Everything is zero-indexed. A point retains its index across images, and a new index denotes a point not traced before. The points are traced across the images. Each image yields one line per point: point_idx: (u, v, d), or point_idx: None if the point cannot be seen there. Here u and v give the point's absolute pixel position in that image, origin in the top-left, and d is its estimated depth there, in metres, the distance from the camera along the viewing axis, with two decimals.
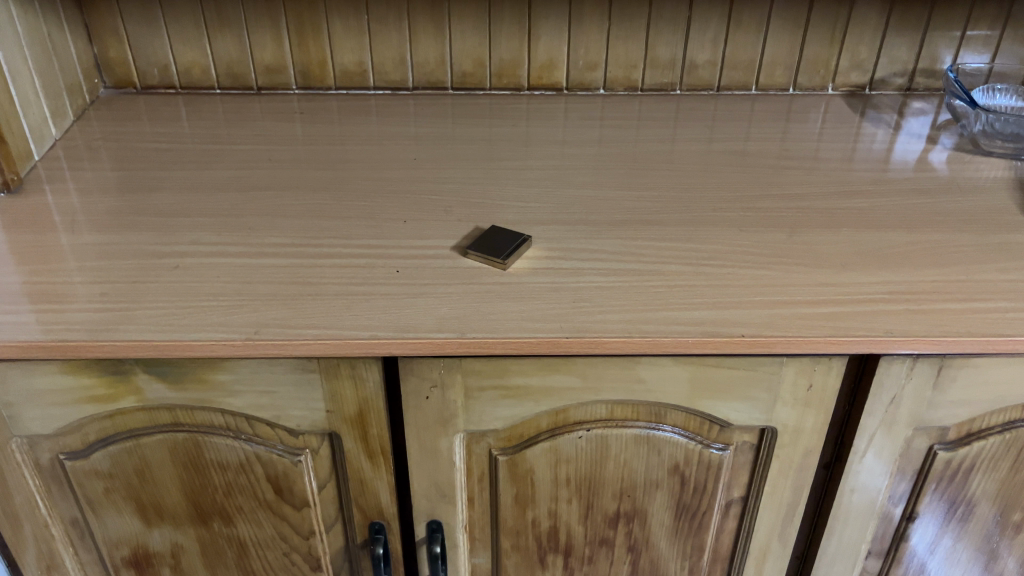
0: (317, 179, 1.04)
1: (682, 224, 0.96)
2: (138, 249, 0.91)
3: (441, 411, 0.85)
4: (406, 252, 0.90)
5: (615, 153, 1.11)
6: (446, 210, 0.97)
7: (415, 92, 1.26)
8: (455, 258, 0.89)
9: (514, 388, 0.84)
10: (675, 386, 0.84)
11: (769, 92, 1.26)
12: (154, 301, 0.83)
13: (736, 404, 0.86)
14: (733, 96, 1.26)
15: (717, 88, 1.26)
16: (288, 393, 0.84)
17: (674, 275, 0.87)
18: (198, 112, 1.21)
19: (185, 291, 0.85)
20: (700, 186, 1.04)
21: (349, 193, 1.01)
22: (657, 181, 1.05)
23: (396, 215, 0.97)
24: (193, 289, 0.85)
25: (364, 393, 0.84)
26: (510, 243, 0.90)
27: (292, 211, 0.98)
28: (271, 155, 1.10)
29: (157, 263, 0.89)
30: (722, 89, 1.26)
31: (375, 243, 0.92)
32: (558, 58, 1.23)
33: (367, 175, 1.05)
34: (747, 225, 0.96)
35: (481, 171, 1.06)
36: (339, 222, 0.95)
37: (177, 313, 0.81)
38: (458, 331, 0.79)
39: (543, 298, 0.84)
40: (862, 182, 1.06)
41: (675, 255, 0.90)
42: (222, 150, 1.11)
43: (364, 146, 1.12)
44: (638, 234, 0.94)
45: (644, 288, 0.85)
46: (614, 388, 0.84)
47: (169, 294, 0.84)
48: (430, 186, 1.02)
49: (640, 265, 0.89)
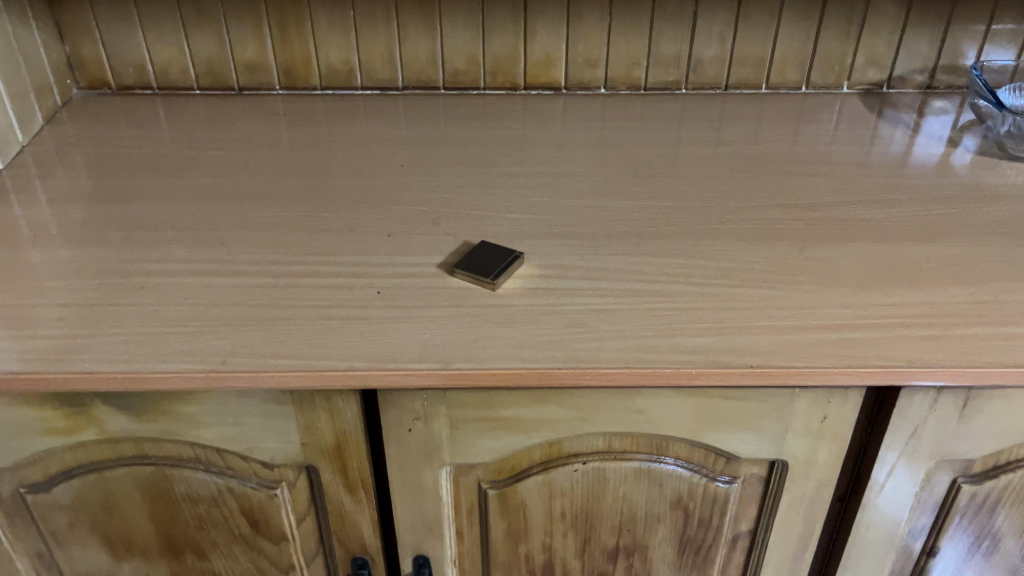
0: (298, 187, 0.97)
1: (687, 238, 0.89)
2: (102, 266, 0.85)
3: (425, 444, 0.79)
4: (388, 271, 0.84)
5: (617, 157, 1.04)
6: (433, 223, 0.91)
7: (406, 92, 1.19)
8: (441, 277, 0.83)
9: (504, 420, 0.78)
10: (677, 418, 0.78)
11: (781, 91, 1.19)
12: (114, 326, 0.77)
13: (744, 436, 0.79)
14: (742, 95, 1.19)
15: (725, 86, 1.19)
16: (259, 425, 0.78)
17: (677, 297, 0.81)
18: (176, 115, 1.14)
19: (149, 314, 0.79)
20: (706, 194, 0.97)
21: (330, 203, 0.94)
22: (661, 187, 0.98)
23: (379, 227, 0.90)
24: (158, 311, 0.79)
25: (341, 425, 0.78)
26: (500, 261, 0.83)
27: (269, 223, 0.91)
28: (250, 160, 1.03)
29: (121, 282, 0.82)
30: (730, 87, 1.19)
31: (355, 260, 0.86)
32: (556, 55, 1.16)
33: (350, 182, 0.98)
34: (757, 238, 0.89)
35: (472, 178, 0.99)
36: (318, 237, 0.89)
37: (139, 340, 0.75)
38: (441, 362, 0.73)
39: (534, 324, 0.77)
40: (881, 189, 0.98)
41: (678, 273, 0.84)
42: (199, 155, 1.04)
43: (348, 151, 1.05)
44: (638, 249, 0.87)
45: (644, 311, 0.79)
46: (611, 420, 0.78)
47: (131, 317, 0.78)
48: (417, 195, 0.96)
49: (640, 285, 0.82)
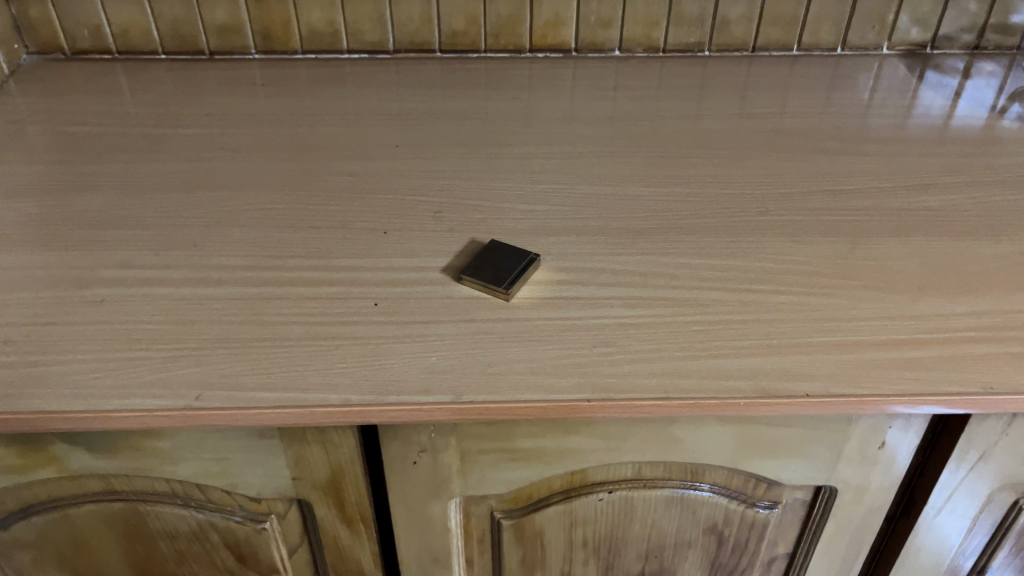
0: (279, 173, 0.86)
1: (722, 233, 0.79)
2: (55, 273, 0.74)
3: (432, 476, 0.70)
4: (386, 277, 0.74)
5: (637, 133, 0.93)
6: (435, 217, 0.80)
7: (398, 55, 1.07)
8: (447, 284, 0.73)
9: (521, 451, 0.69)
10: (717, 446, 0.69)
11: (814, 52, 1.08)
12: (71, 351, 0.66)
13: (791, 463, 0.71)
14: (771, 57, 1.07)
15: (752, 47, 1.08)
16: (243, 460, 0.68)
17: (716, 307, 0.71)
18: (140, 85, 1.02)
19: (110, 334, 0.68)
20: (740, 176, 0.86)
21: (317, 192, 0.83)
22: (689, 170, 0.87)
23: (374, 223, 0.79)
24: (120, 330, 0.68)
25: (337, 459, 0.68)
26: (515, 267, 0.73)
27: (248, 218, 0.80)
28: (225, 140, 0.91)
29: (78, 293, 0.72)
30: (758, 49, 1.08)
31: (347, 263, 0.75)
32: (566, 14, 1.04)
33: (339, 167, 0.87)
34: (801, 232, 0.79)
35: (476, 161, 0.88)
36: (305, 235, 0.78)
37: (99, 369, 0.65)
38: (452, 393, 0.63)
39: (556, 343, 0.68)
40: (934, 168, 0.88)
41: (716, 277, 0.74)
42: (166, 133, 0.92)
43: (336, 127, 0.93)
44: (668, 247, 0.77)
45: (679, 326, 0.69)
46: (643, 449, 0.69)
47: (90, 338, 0.68)
48: (415, 183, 0.85)
49: (673, 292, 0.72)
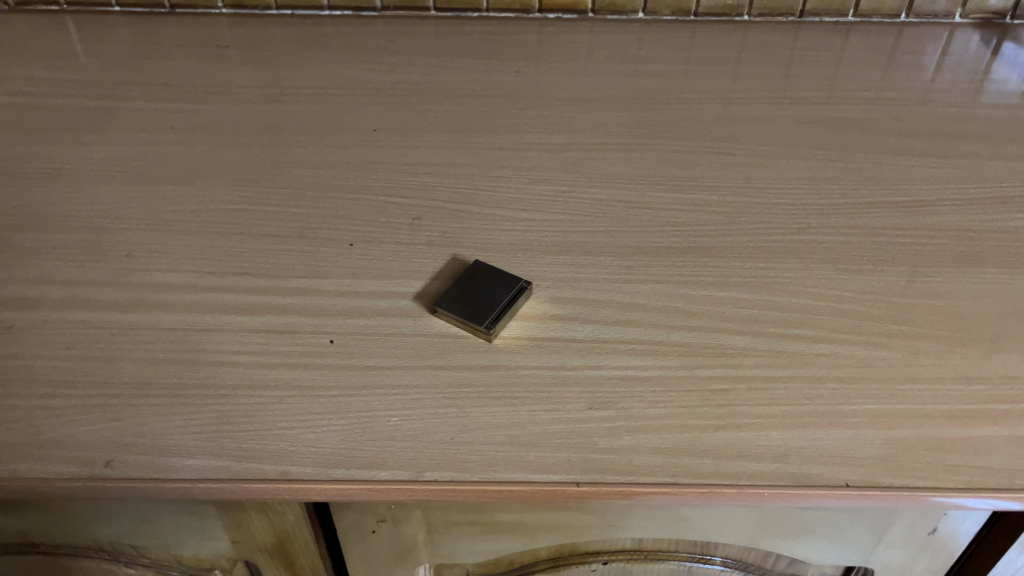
0: (237, 163, 0.74)
1: (752, 256, 0.66)
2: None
3: (395, 544, 0.60)
4: (347, 305, 0.62)
5: (659, 121, 0.79)
6: (412, 227, 0.68)
7: (386, 14, 0.94)
8: (419, 317, 0.61)
9: (498, 524, 0.58)
10: (733, 526, 0.58)
11: (872, 19, 0.93)
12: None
13: (820, 543, 0.59)
14: (821, 24, 0.93)
15: (800, 12, 0.93)
16: (172, 522, 0.58)
17: (740, 358, 0.59)
18: (93, 47, 0.89)
19: (14, 371, 0.57)
20: (778, 181, 0.73)
21: (276, 190, 0.71)
22: (717, 171, 0.74)
23: (341, 232, 0.67)
24: (27, 368, 0.58)
25: (282, 525, 0.58)
26: (501, 298, 0.61)
27: (194, 223, 0.68)
28: (179, 117, 0.79)
29: None
30: (806, 14, 0.93)
31: (304, 285, 0.63)
32: None
33: (306, 156, 0.74)
34: (848, 259, 0.66)
35: (468, 154, 0.75)
36: (259, 245, 0.66)
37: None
38: (411, 468, 0.52)
39: (542, 402, 0.56)
40: (1012, 174, 0.74)
41: (742, 317, 0.61)
42: (112, 107, 0.80)
43: (308, 104, 0.80)
44: (687, 274, 0.64)
45: (694, 383, 0.57)
46: (644, 526, 0.58)
47: None
48: (394, 180, 0.72)
49: (689, 336, 0.60)
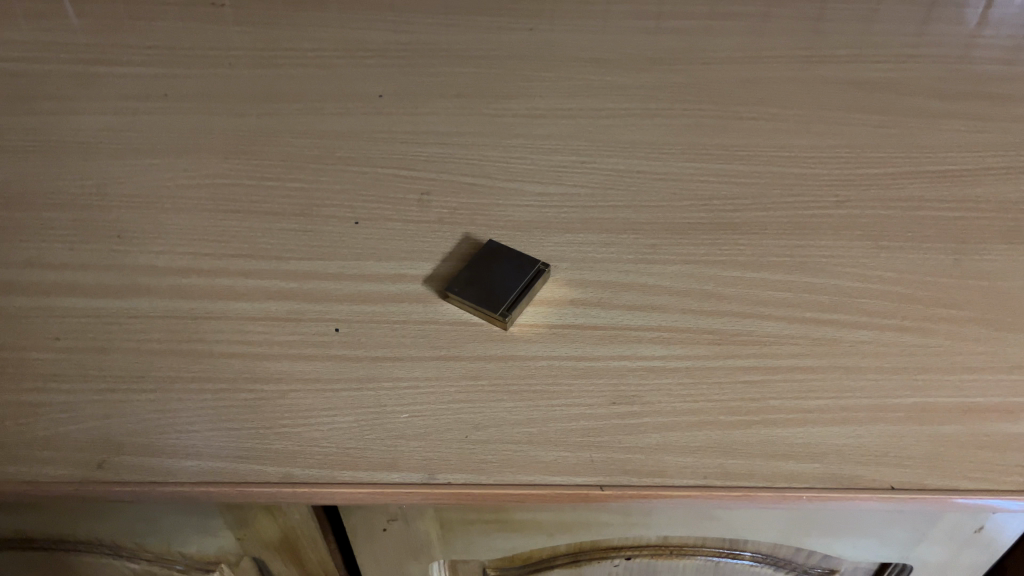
0: (234, 134, 0.69)
1: (786, 233, 0.61)
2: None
3: (408, 541, 0.57)
4: (353, 290, 0.58)
5: (683, 83, 0.74)
6: (421, 204, 0.64)
7: None
8: (430, 302, 0.57)
9: (517, 522, 0.55)
10: (767, 524, 0.54)
11: None
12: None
13: (858, 540, 0.56)
14: None
15: None
16: (173, 521, 0.55)
17: (774, 346, 0.55)
18: (82, 10, 0.84)
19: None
20: (812, 149, 0.68)
21: (277, 162, 0.67)
22: (747, 138, 0.69)
23: (346, 208, 0.63)
24: (13, 361, 0.54)
25: (288, 523, 0.55)
26: (516, 282, 0.58)
27: (190, 200, 0.64)
28: (173, 84, 0.74)
29: None
30: None
31: (307, 268, 0.60)
32: None
33: (308, 126, 0.70)
34: (890, 235, 0.61)
35: (479, 121, 0.70)
36: (258, 224, 0.62)
37: None
38: (423, 469, 0.49)
39: (562, 396, 0.52)
40: None
41: (776, 300, 0.57)
42: (102, 73, 0.75)
43: (310, 68, 0.76)
44: (715, 253, 0.60)
45: (724, 374, 0.53)
46: (671, 523, 0.54)
47: None
48: (401, 151, 0.68)
49: (718, 322, 0.56)
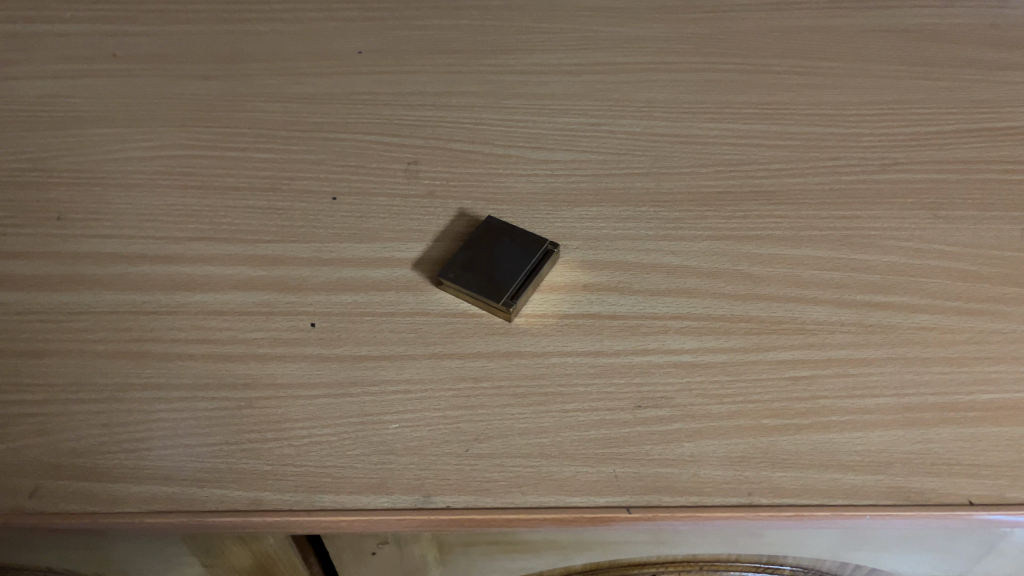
0: (194, 99, 0.61)
1: (829, 202, 0.54)
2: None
3: (401, 566, 0.49)
4: (332, 277, 0.50)
5: (702, 34, 0.66)
6: (409, 175, 0.56)
7: None
8: (421, 291, 0.49)
9: (526, 543, 0.47)
10: (816, 541, 0.47)
11: None
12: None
13: (917, 555, 0.49)
14: None
15: None
16: (129, 548, 0.47)
17: (823, 335, 0.47)
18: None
19: None
20: (852, 105, 0.60)
21: (243, 130, 0.58)
22: (778, 94, 0.61)
23: (322, 182, 0.55)
24: None
25: (262, 549, 0.47)
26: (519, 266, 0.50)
27: (143, 175, 0.56)
28: (124, 43, 0.65)
29: None
30: None
31: (278, 251, 0.51)
32: None
33: (278, 88, 0.61)
34: (948, 203, 0.53)
35: (473, 80, 0.62)
36: (222, 202, 0.54)
37: None
38: (417, 491, 0.41)
39: (578, 399, 0.44)
40: None
41: (822, 280, 0.49)
42: (43, 31, 0.66)
43: (279, 23, 0.67)
44: (749, 227, 0.52)
45: (766, 369, 0.46)
46: (705, 541, 0.47)
47: None
48: (384, 115, 0.59)
49: (757, 308, 0.48)
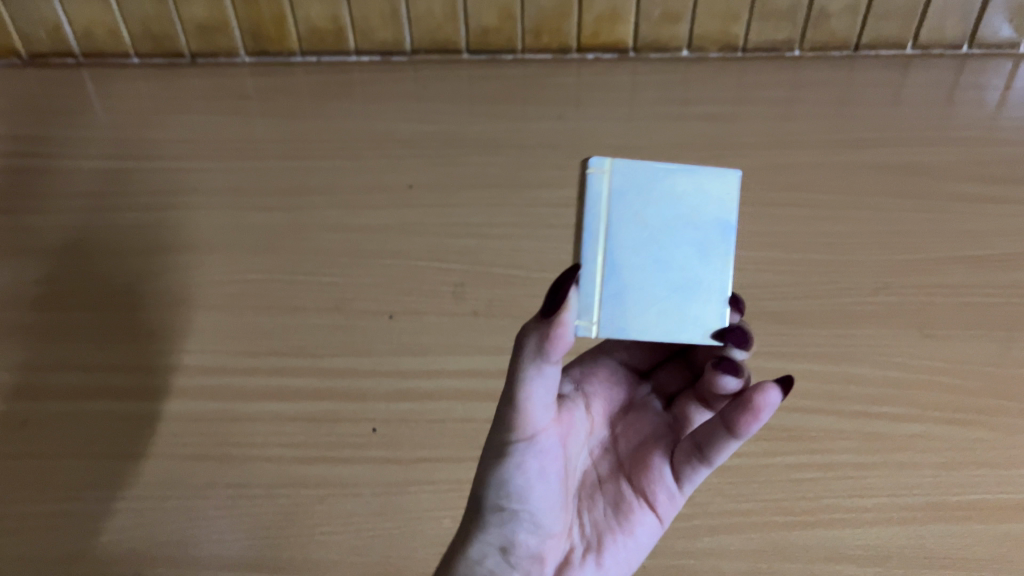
0: (267, 230, 0.68)
1: (831, 323, 0.60)
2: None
3: None
4: (390, 388, 0.59)
5: (712, 170, 0.73)
6: (456, 296, 0.63)
7: (415, 58, 0.80)
8: (466, 399, 0.58)
9: None
10: None
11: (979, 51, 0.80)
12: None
13: None
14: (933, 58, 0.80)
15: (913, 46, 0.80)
16: None
17: (828, 443, 0.53)
18: (87, 75, 0.79)
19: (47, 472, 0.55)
20: (847, 235, 0.67)
21: (308, 258, 0.66)
22: (780, 225, 0.68)
23: (379, 303, 0.63)
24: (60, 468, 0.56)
25: None
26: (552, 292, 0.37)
27: (224, 298, 0.63)
28: (201, 180, 0.72)
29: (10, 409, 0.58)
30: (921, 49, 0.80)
31: (339, 364, 0.59)
32: (625, 8, 0.76)
33: (337, 219, 0.69)
34: (940, 322, 0.59)
35: (512, 213, 0.70)
36: (291, 320, 0.62)
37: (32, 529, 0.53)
38: None
39: None
40: None
41: (824, 392, 0.56)
42: (130, 168, 0.73)
43: (334, 159, 0.73)
44: (758, 344, 0.59)
45: (776, 472, 0.52)
46: None
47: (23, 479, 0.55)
48: (433, 244, 0.67)
49: (769, 416, 0.54)
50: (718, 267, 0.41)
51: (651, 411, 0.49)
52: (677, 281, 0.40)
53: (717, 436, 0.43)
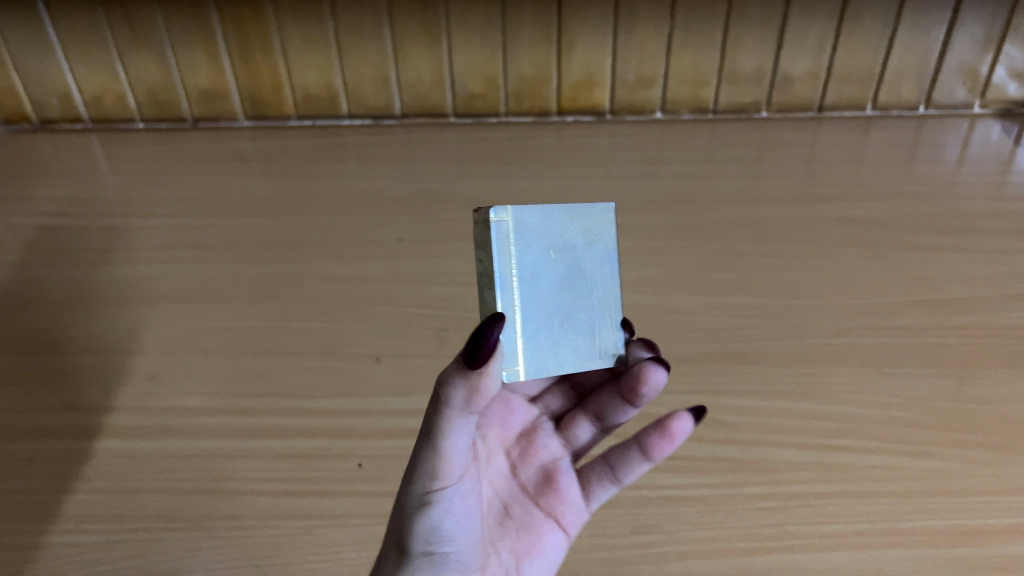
0: (264, 280, 0.72)
1: (794, 362, 0.64)
2: None
3: None
4: (375, 427, 0.62)
5: (683, 225, 0.77)
6: (441, 340, 0.67)
7: (407, 122, 0.88)
8: None
9: None
10: None
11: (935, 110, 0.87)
12: None
13: None
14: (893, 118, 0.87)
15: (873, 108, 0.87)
16: None
17: (790, 473, 0.57)
18: (96, 139, 0.87)
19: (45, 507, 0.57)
20: (811, 282, 0.71)
21: (301, 307, 0.70)
22: (748, 273, 0.72)
23: (367, 346, 0.66)
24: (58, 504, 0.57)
25: None
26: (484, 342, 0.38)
27: (221, 343, 0.67)
28: (203, 234, 0.76)
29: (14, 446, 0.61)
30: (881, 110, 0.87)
31: (327, 405, 0.63)
32: (600, 72, 0.85)
33: (329, 270, 0.73)
34: (893, 360, 0.63)
35: None
36: (284, 363, 0.65)
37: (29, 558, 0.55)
38: None
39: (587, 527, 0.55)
40: None
41: (785, 427, 0.59)
42: (135, 224, 0.77)
43: (331, 215, 0.78)
44: (724, 383, 0.62)
45: (743, 501, 0.55)
46: None
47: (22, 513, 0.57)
48: (419, 292, 0.71)
49: (735, 450, 0.58)
50: (609, 289, 0.49)
51: (542, 433, 0.58)
52: (579, 310, 0.48)
53: (633, 458, 0.53)
